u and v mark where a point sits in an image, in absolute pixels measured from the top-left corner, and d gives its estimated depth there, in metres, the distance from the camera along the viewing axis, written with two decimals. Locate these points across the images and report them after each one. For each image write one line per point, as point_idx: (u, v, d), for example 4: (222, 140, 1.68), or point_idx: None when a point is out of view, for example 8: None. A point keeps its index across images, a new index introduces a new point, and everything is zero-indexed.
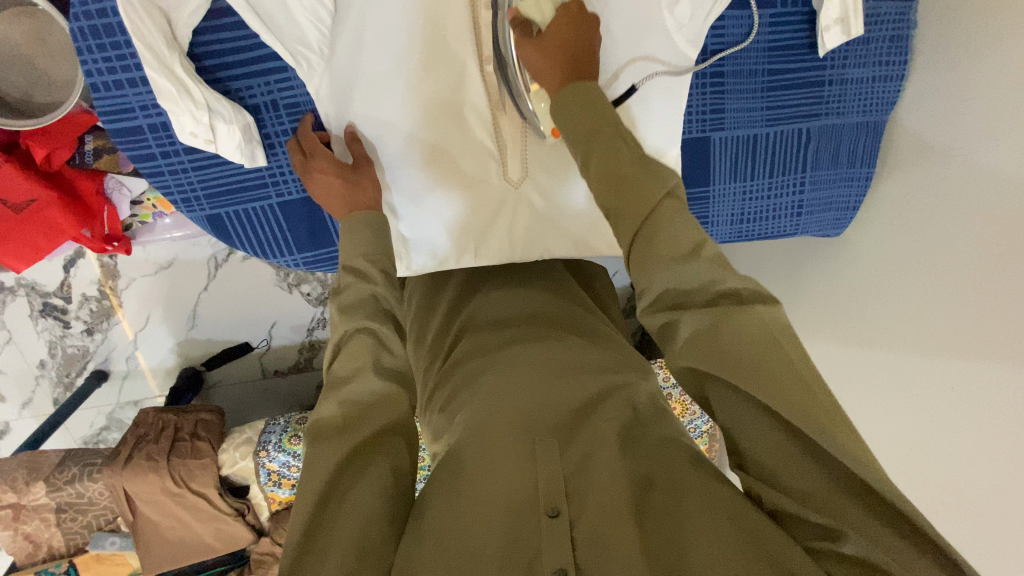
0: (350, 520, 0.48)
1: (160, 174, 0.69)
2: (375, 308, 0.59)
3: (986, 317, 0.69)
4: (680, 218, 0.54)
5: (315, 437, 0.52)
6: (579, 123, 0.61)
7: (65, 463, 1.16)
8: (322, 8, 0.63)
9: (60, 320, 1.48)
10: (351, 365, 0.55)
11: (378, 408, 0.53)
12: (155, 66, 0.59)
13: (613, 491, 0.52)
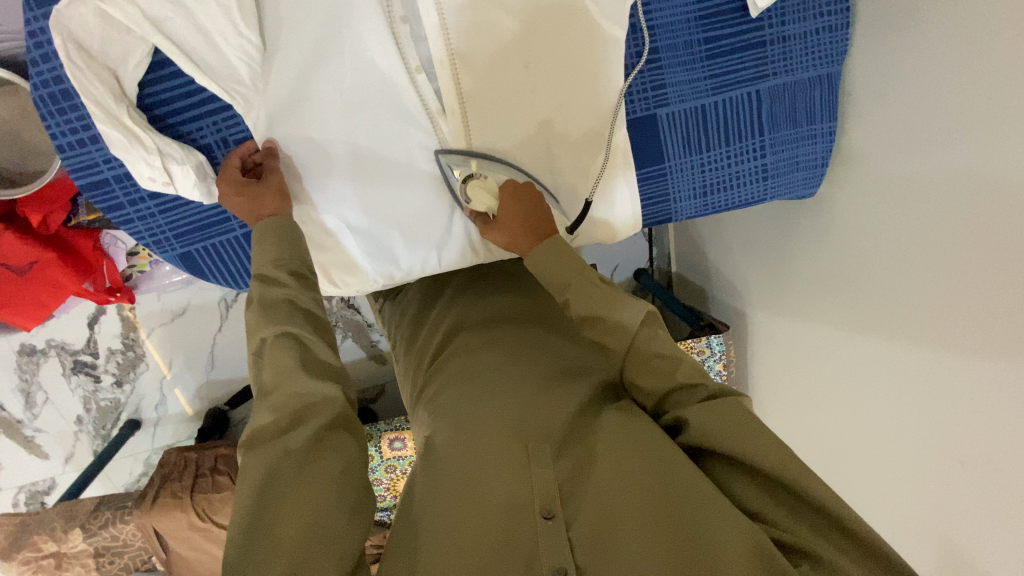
0: (290, 520, 0.48)
1: (130, 221, 0.74)
2: (293, 314, 0.61)
3: (994, 254, 0.66)
4: (656, 347, 0.62)
5: (252, 441, 0.53)
6: (556, 269, 0.67)
7: (99, 509, 1.22)
8: (250, 44, 0.67)
9: (90, 375, 1.56)
10: (282, 373, 0.56)
11: (313, 408, 0.55)
12: (105, 120, 0.64)
13: (602, 491, 0.56)
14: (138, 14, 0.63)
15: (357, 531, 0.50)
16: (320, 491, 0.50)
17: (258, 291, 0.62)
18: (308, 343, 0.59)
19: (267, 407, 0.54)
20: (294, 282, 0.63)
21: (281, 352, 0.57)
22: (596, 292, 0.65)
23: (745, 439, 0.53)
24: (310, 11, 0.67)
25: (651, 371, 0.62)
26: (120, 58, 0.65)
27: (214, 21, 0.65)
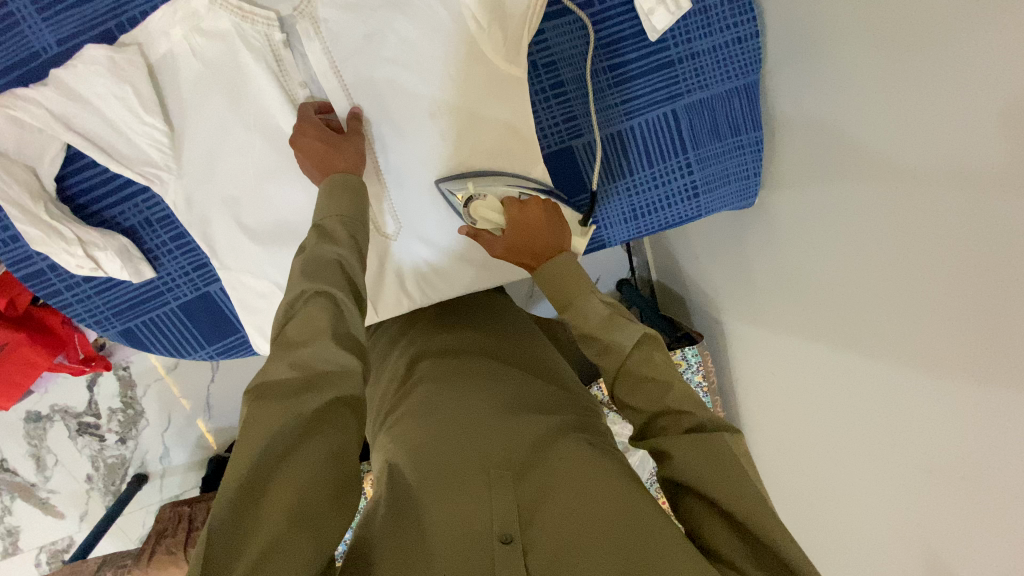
0: (281, 495, 0.42)
1: (69, 304, 0.77)
2: (340, 274, 0.56)
3: (902, 259, 0.63)
4: (653, 369, 0.59)
5: (261, 394, 0.47)
6: (557, 285, 0.68)
7: (102, 569, 1.26)
8: (157, 132, 0.69)
9: (95, 435, 1.61)
10: (310, 328, 0.51)
11: (336, 374, 0.49)
12: (25, 219, 0.67)
13: (569, 512, 0.50)
14: (45, 115, 0.65)
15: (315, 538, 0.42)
16: (316, 474, 0.44)
17: (313, 242, 0.58)
18: (346, 310, 0.53)
19: (297, 357, 0.49)
20: (347, 243, 0.59)
21: (315, 312, 0.52)
22: (596, 316, 0.65)
23: (732, 481, 0.49)
24: (208, 91, 0.69)
25: (643, 393, 0.59)
26: (36, 155, 0.68)
27: (118, 113, 0.67)
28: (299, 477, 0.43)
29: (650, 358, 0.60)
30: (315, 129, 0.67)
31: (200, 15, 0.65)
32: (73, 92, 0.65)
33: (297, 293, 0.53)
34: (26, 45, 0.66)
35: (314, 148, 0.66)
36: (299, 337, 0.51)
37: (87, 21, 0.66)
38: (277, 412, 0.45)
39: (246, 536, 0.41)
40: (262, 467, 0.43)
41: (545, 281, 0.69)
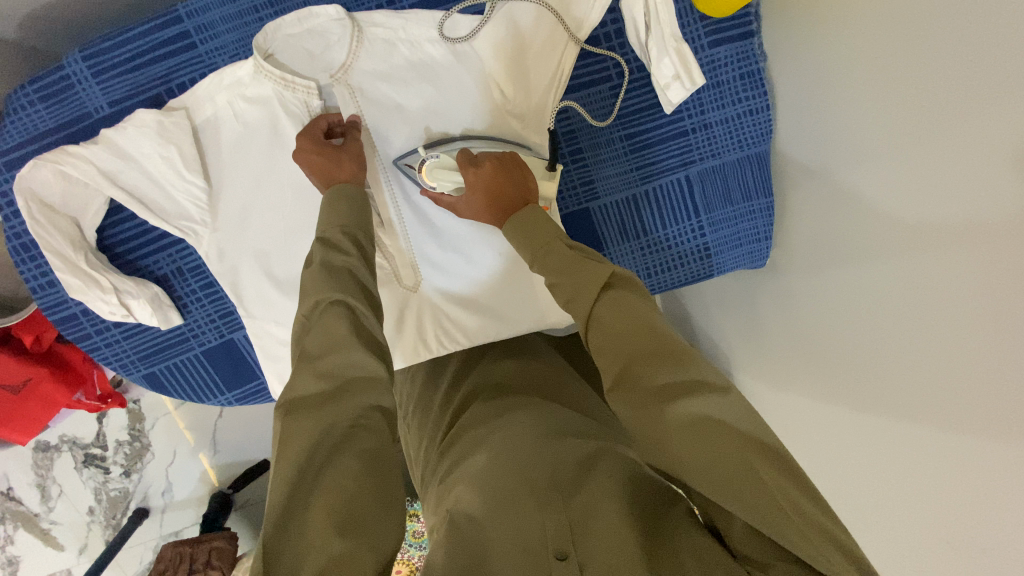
0: (322, 516, 0.44)
1: (98, 348, 0.79)
2: (351, 282, 0.58)
3: (888, 331, 0.62)
4: (628, 308, 0.53)
5: (292, 410, 0.49)
6: (534, 240, 0.62)
7: None
8: (195, 188, 0.72)
9: (100, 467, 1.61)
10: (319, 336, 0.53)
11: (353, 385, 0.51)
12: (65, 268, 0.70)
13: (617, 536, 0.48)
14: (93, 170, 0.69)
15: (359, 543, 0.43)
16: (351, 486, 0.45)
17: (320, 253, 0.60)
18: (362, 316, 0.56)
19: (319, 368, 0.51)
20: (354, 250, 0.61)
21: (333, 322, 0.54)
22: (563, 259, 0.59)
23: (727, 463, 0.43)
24: (246, 152, 0.73)
25: (614, 335, 0.52)
26: (81, 208, 0.72)
27: (161, 171, 0.71)
28: (334, 495, 0.45)
29: (620, 303, 0.53)
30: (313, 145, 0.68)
31: (245, 84, 0.70)
32: (121, 150, 0.69)
33: (314, 305, 0.55)
34: (79, 106, 0.70)
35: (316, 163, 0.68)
36: (319, 350, 0.52)
37: (140, 86, 0.70)
38: (311, 427, 0.47)
39: (302, 557, 0.42)
40: (298, 492, 0.44)
41: (517, 230, 0.64)
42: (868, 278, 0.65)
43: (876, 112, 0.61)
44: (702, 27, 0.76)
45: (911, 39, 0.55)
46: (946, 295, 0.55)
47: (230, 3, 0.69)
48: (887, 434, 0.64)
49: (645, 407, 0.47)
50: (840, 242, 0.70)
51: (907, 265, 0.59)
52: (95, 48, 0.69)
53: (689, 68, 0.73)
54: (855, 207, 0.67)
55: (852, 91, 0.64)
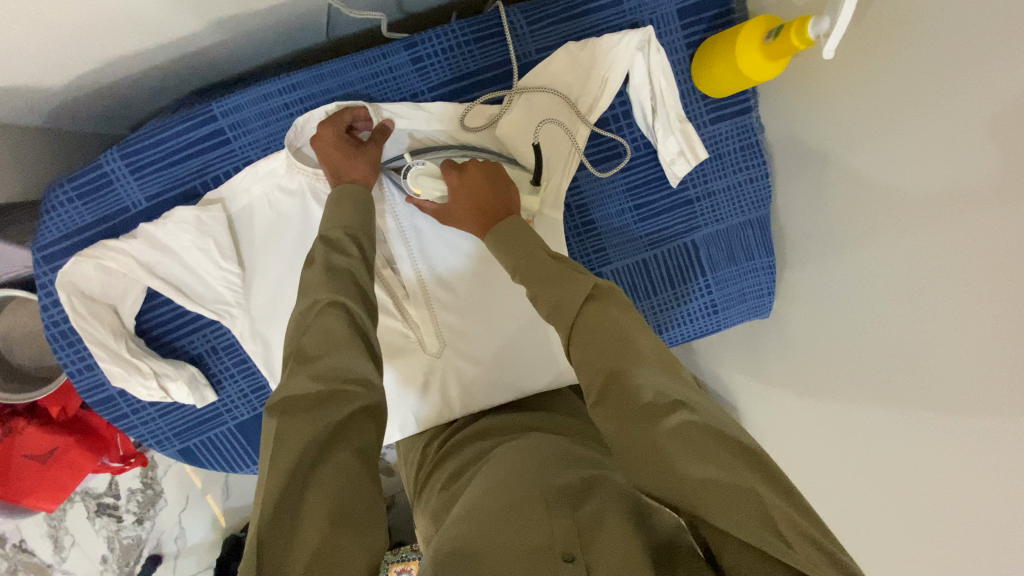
0: (311, 519, 0.46)
1: (134, 426, 0.81)
2: (351, 286, 0.61)
3: (893, 397, 0.67)
4: (613, 320, 0.58)
5: (286, 409, 0.52)
6: (513, 247, 0.65)
7: None
8: (232, 275, 0.75)
9: (113, 515, 1.59)
10: (313, 338, 0.57)
11: (347, 390, 0.54)
12: (107, 357, 0.73)
13: (616, 551, 0.52)
14: (132, 263, 0.72)
15: (350, 538, 0.46)
16: (345, 482, 0.49)
17: (327, 255, 0.63)
18: (360, 320, 0.59)
19: (316, 369, 0.55)
20: (357, 253, 0.64)
21: (330, 321, 0.58)
22: (547, 267, 0.63)
23: (721, 475, 0.48)
24: (279, 237, 0.77)
25: (597, 343, 0.57)
26: (120, 296, 0.75)
27: (198, 260, 0.74)
28: (326, 492, 0.48)
29: (608, 309, 0.59)
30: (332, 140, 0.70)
31: (279, 175, 0.75)
32: (161, 243, 0.73)
33: (309, 307, 0.59)
34: (117, 200, 0.73)
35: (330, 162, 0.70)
36: (317, 349, 0.56)
37: (177, 180, 0.74)
38: (307, 426, 0.51)
39: (288, 555, 0.44)
40: (292, 489, 0.47)
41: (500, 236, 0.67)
42: (868, 343, 0.70)
43: (877, 186, 0.66)
44: (703, 105, 0.82)
45: (903, 127, 0.61)
46: (953, 361, 0.59)
47: (263, 101, 0.72)
48: (896, 491, 0.67)
49: (628, 422, 0.53)
50: (848, 301, 0.74)
51: (918, 328, 0.63)
52: (133, 146, 0.72)
53: (693, 147, 0.78)
54: (861, 271, 0.71)
55: (851, 164, 0.69)
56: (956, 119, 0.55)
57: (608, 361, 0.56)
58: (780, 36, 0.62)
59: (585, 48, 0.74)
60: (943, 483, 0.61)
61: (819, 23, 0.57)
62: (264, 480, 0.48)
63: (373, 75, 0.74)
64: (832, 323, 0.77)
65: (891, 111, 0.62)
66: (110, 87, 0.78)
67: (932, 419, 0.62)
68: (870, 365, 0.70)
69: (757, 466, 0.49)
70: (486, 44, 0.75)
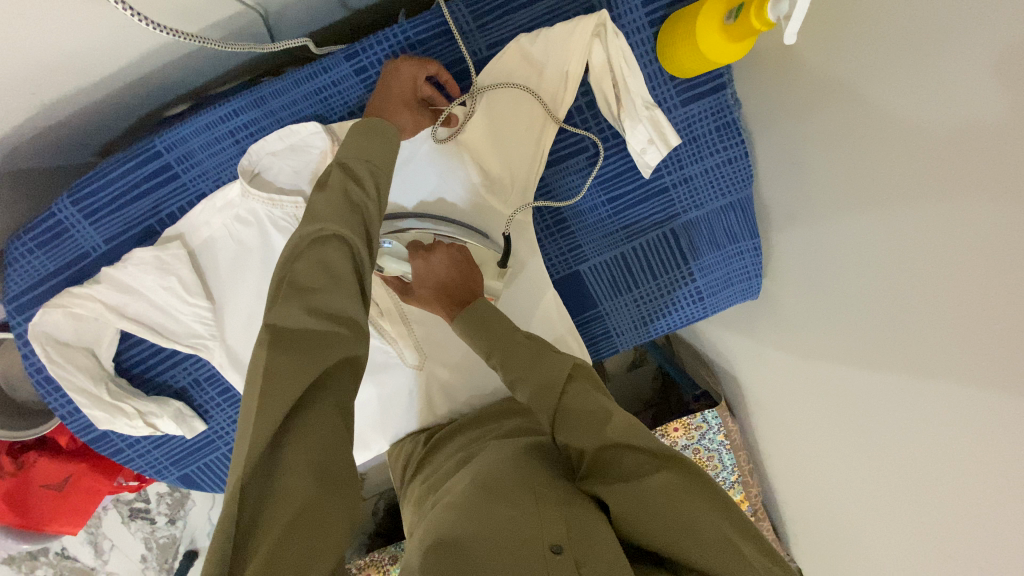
0: (297, 461, 0.43)
1: (131, 459, 0.83)
2: (353, 216, 0.54)
3: (904, 375, 0.66)
4: (592, 396, 0.57)
5: (277, 340, 0.47)
6: (483, 329, 0.63)
7: None
8: (202, 309, 0.75)
9: (147, 518, 1.59)
10: (309, 265, 0.51)
11: (335, 336, 0.49)
12: (90, 403, 0.74)
13: (600, 542, 0.50)
14: (100, 308, 0.72)
15: (333, 499, 0.43)
16: (330, 436, 0.45)
17: (336, 179, 0.56)
18: (357, 253, 0.53)
19: (314, 303, 0.49)
20: (370, 188, 0.57)
21: (326, 253, 0.52)
22: (525, 353, 0.61)
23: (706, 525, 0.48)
24: (242, 266, 0.75)
25: (581, 424, 0.56)
26: (94, 339, 0.75)
27: (165, 299, 0.73)
28: (308, 452, 0.43)
29: (587, 381, 0.59)
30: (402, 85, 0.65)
31: (236, 204, 0.73)
32: (126, 285, 0.72)
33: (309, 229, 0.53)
34: (76, 247, 0.73)
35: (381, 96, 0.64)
36: (310, 281, 0.50)
37: (132, 221, 0.73)
38: (297, 369, 0.46)
39: (270, 489, 0.41)
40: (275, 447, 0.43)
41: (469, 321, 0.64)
42: (882, 320, 0.67)
43: (887, 165, 0.62)
44: (672, 87, 0.76)
45: (914, 106, 0.57)
46: (970, 351, 0.57)
47: (206, 131, 0.70)
48: (912, 461, 0.68)
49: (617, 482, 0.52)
50: (855, 282, 0.71)
51: (930, 313, 0.61)
52: (84, 191, 0.71)
53: (663, 133, 0.74)
54: (869, 250, 0.68)
55: (857, 141, 0.65)
56: (969, 96, 0.52)
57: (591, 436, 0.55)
58: (739, 18, 0.58)
59: (537, 42, 0.70)
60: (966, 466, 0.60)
61: (778, 4, 0.53)
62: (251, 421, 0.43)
63: (316, 91, 0.71)
64: (840, 304, 0.75)
65: (900, 83, 0.58)
66: (53, 128, 0.76)
67: (947, 399, 0.61)
68: (884, 346, 0.68)
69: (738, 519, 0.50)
70: (432, 47, 0.71)
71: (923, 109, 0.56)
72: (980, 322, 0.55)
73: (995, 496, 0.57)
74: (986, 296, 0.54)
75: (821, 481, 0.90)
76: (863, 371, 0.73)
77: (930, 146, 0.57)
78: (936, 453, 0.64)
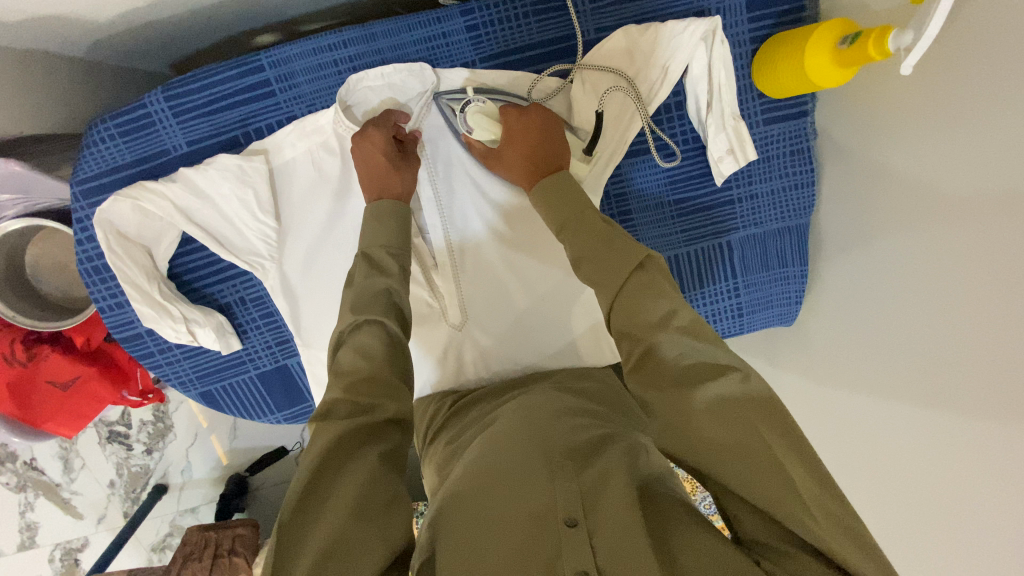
0: (340, 503, 0.47)
1: (159, 366, 0.83)
2: (387, 304, 0.63)
3: (928, 417, 0.67)
4: (652, 290, 0.58)
5: (320, 424, 0.53)
6: (559, 205, 0.66)
7: (220, 542, 1.24)
8: (268, 228, 0.75)
9: (123, 444, 1.44)
10: (349, 352, 0.59)
11: (382, 399, 0.56)
12: (140, 298, 0.74)
13: (620, 513, 0.51)
14: (169, 206, 0.72)
15: (375, 529, 0.47)
16: (370, 477, 0.50)
17: (364, 275, 0.65)
18: (395, 338, 0.61)
19: (351, 385, 0.56)
20: (394, 272, 0.66)
21: (367, 338, 0.60)
22: (596, 232, 0.63)
23: (732, 442, 0.49)
24: (316, 194, 0.76)
25: (635, 316, 0.58)
26: (154, 238, 0.75)
27: (236, 210, 0.74)
28: (353, 488, 0.48)
29: (655, 274, 0.59)
30: (382, 147, 0.70)
31: (326, 132, 0.74)
32: (200, 190, 0.72)
33: (348, 320, 0.61)
34: (159, 143, 0.73)
35: (380, 176, 0.70)
36: (352, 365, 0.58)
37: (219, 128, 0.73)
38: (336, 428, 0.52)
39: (310, 530, 0.46)
40: (324, 475, 0.49)
41: (544, 192, 0.68)
42: (914, 363, 0.69)
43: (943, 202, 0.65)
44: (759, 104, 0.80)
45: None
46: (985, 389, 0.59)
47: (312, 56, 0.72)
48: (921, 500, 0.69)
49: (670, 390, 0.52)
50: (887, 314, 0.73)
51: (954, 348, 0.63)
52: (179, 90, 0.71)
53: (743, 144, 0.76)
54: (911, 282, 0.69)
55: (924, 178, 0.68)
56: None
57: (641, 338, 0.57)
58: (855, 43, 0.61)
59: (647, 34, 0.72)
60: (974, 502, 0.61)
61: (900, 36, 0.55)
62: (305, 476, 0.49)
63: (426, 39, 0.73)
64: (872, 333, 0.77)
65: None
66: (155, 24, 0.76)
67: (959, 434, 0.62)
68: (907, 378, 0.70)
69: (792, 446, 0.48)
70: (546, 22, 0.74)
71: (980, 169, 0.58)
72: (1000, 373, 0.57)
73: (997, 550, 0.58)
74: (1010, 351, 0.56)
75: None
76: (884, 404, 0.74)
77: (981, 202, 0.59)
78: (946, 489, 0.65)
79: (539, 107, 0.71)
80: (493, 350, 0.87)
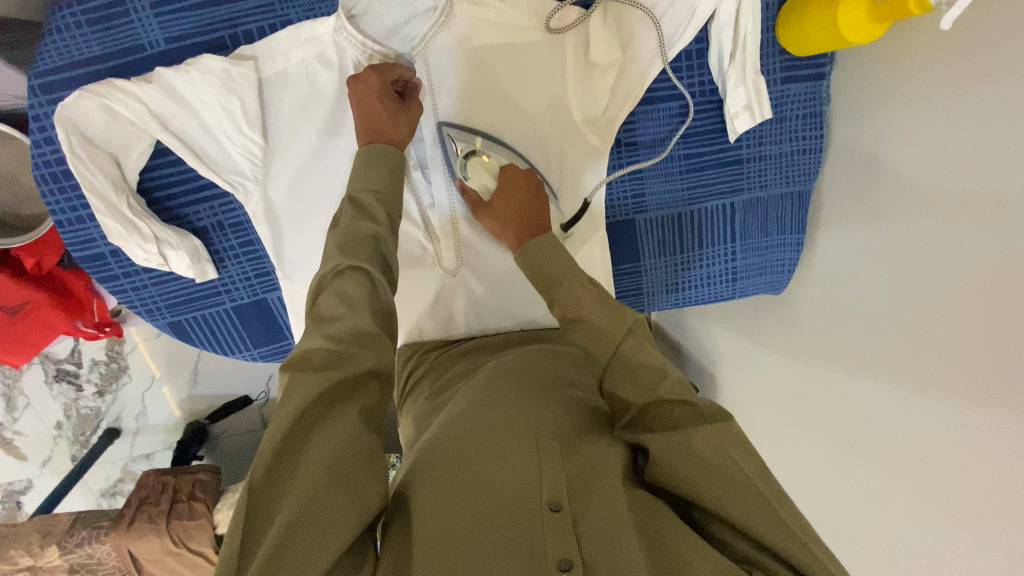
0: (312, 465, 0.42)
1: (123, 291, 0.76)
2: (374, 251, 0.56)
3: (917, 383, 0.68)
4: (643, 355, 0.57)
5: (294, 369, 0.47)
6: (546, 265, 0.65)
7: (180, 486, 1.18)
8: (253, 144, 0.69)
9: (72, 383, 1.33)
10: (332, 288, 0.53)
11: (365, 348, 0.50)
12: (106, 211, 0.67)
13: (609, 499, 0.48)
14: (142, 110, 0.64)
15: (348, 498, 0.42)
16: (346, 440, 0.44)
17: (349, 215, 0.58)
18: (379, 286, 0.54)
19: (331, 330, 0.49)
20: (384, 219, 0.59)
21: (350, 285, 0.53)
22: (588, 297, 0.61)
23: (714, 469, 0.47)
24: (308, 112, 0.70)
25: (633, 380, 0.56)
26: (123, 146, 0.67)
27: (219, 121, 0.67)
28: (326, 451, 0.43)
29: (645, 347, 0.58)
30: (378, 92, 0.64)
31: (325, 43, 0.67)
32: (178, 94, 0.65)
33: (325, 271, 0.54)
34: (133, 37, 0.65)
35: (375, 119, 0.64)
36: (332, 313, 0.51)
37: (203, 27, 0.66)
38: (317, 384, 0.46)
39: (279, 494, 0.41)
40: (296, 433, 0.43)
41: (527, 257, 0.66)
42: (901, 334, 0.70)
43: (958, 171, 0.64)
44: (779, 61, 0.78)
45: None
46: (985, 354, 0.60)
47: None
48: (899, 461, 0.70)
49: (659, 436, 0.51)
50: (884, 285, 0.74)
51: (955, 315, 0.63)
52: None
53: (761, 100, 0.75)
54: (915, 251, 0.69)
55: None
56: None
57: (637, 396, 0.55)
58: None
59: None
60: (959, 464, 0.63)
61: None
62: (277, 430, 0.43)
63: None
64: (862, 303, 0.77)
65: None
66: None
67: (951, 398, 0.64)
68: (897, 346, 0.71)
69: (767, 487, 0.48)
70: None
71: (993, 138, 0.58)
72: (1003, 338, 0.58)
73: (984, 509, 0.60)
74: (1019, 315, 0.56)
75: (796, 484, 0.92)
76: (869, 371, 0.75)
77: (995, 167, 0.58)
78: (927, 451, 0.67)
79: (534, 172, 0.71)
80: (484, 299, 0.84)
